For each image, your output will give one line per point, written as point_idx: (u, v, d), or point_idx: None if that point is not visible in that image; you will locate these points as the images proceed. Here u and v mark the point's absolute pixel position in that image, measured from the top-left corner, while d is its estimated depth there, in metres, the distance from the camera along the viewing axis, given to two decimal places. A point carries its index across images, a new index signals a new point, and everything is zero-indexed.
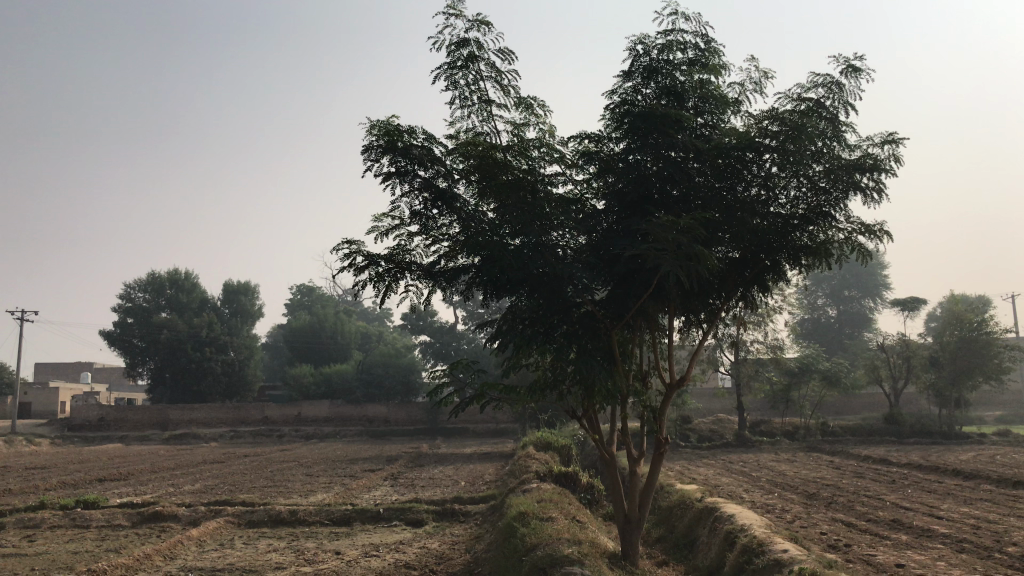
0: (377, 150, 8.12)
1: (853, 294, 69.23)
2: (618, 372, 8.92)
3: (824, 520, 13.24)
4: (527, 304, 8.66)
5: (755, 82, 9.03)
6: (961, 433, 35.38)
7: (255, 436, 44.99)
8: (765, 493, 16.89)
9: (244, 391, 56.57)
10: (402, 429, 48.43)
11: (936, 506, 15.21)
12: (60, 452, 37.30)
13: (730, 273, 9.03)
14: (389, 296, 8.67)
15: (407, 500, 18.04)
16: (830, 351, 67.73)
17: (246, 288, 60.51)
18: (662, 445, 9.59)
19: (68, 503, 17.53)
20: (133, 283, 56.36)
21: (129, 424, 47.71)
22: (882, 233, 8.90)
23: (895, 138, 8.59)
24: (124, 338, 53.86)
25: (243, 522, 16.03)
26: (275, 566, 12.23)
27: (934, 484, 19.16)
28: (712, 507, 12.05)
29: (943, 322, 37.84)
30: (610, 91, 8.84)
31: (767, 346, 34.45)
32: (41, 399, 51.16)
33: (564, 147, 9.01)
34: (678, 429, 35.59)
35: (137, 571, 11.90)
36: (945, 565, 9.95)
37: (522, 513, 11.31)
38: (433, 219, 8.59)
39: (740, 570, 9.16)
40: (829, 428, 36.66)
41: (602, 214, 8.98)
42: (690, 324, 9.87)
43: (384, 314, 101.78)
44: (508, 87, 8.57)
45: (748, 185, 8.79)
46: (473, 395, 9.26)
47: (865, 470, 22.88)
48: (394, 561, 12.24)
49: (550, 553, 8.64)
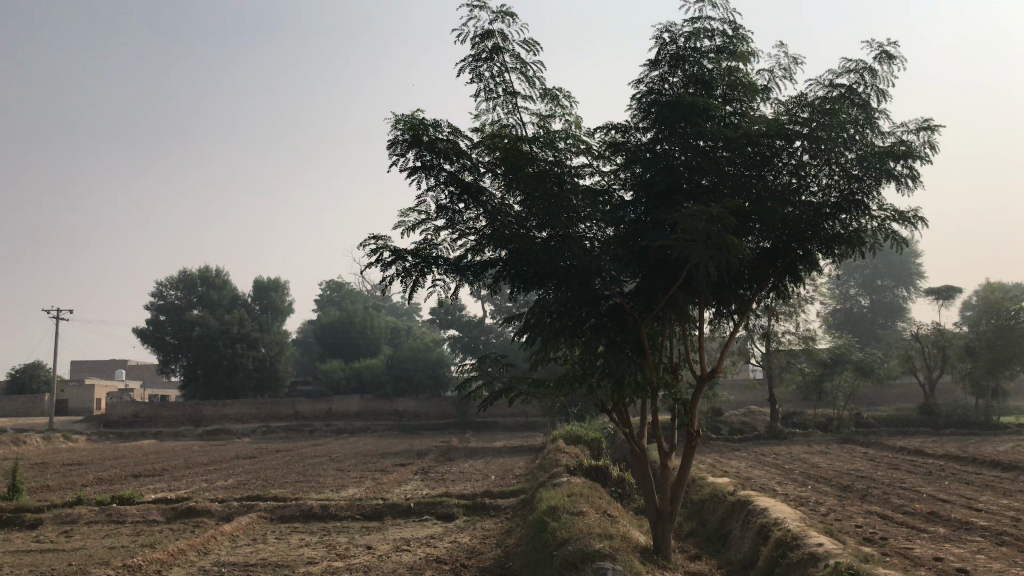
0: (403, 144, 8.07)
1: (885, 283, 68.39)
2: (648, 364, 8.80)
3: (859, 513, 13.04)
4: (555, 297, 8.58)
5: (785, 69, 8.89)
6: (999, 424, 34.75)
7: (287, 431, 45.39)
8: (798, 487, 16.68)
9: (276, 387, 57.08)
10: (432, 423, 48.59)
11: (975, 498, 14.93)
12: (96, 448, 37.90)
13: (760, 263, 8.89)
14: (416, 291, 8.62)
15: (439, 495, 18.07)
16: (863, 342, 66.91)
17: (276, 284, 60.95)
18: (694, 439, 9.46)
19: (104, 500, 17.76)
20: (166, 281, 57.05)
21: (164, 420, 48.32)
22: (917, 220, 8.71)
23: (930, 124, 8.41)
24: (157, 336, 54.62)
25: (275, 517, 16.12)
26: (307, 561, 12.28)
27: (971, 476, 18.83)
28: (745, 501, 11.90)
29: (979, 312, 37.05)
30: (637, 80, 8.73)
31: (799, 338, 34.07)
32: (78, 396, 52.03)
33: (591, 137, 8.92)
34: (709, 421, 35.33)
35: (171, 566, 12.00)
36: (985, 558, 9.75)
37: (553, 508, 11.24)
38: (459, 214, 8.53)
39: (774, 565, 9.02)
40: (863, 419, 36.21)
41: (630, 205, 8.88)
42: (720, 315, 9.74)
43: (413, 310, 102.18)
44: (533, 78, 8.50)
45: (778, 174, 8.65)
46: (501, 389, 9.19)
47: (900, 462, 22.55)
48: (425, 556, 12.23)
49: (582, 547, 8.55)
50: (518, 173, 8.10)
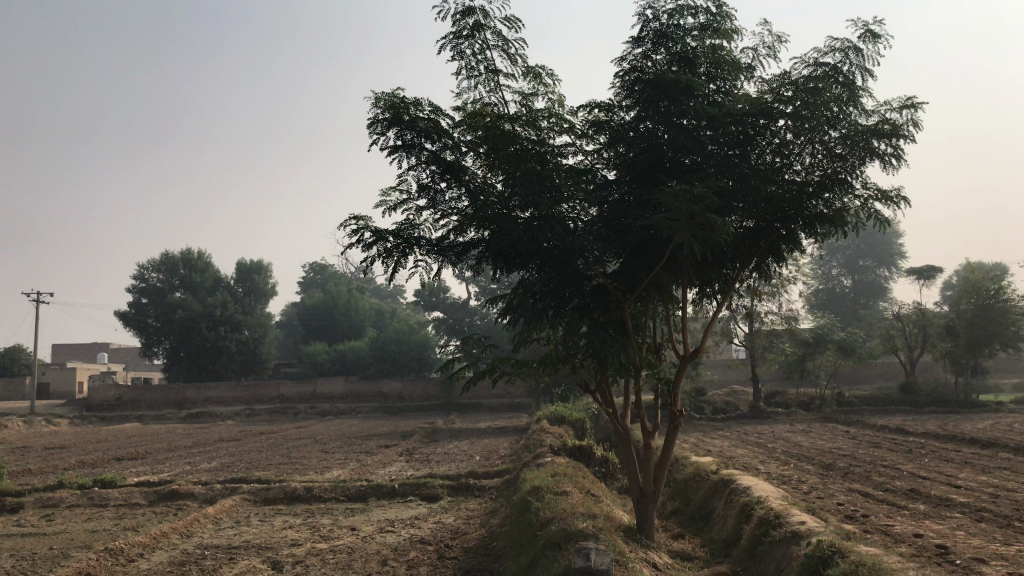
0: (383, 123, 7.96)
1: (867, 264, 68.75)
2: (631, 344, 8.78)
3: (841, 490, 13.14)
4: (538, 278, 8.54)
5: (769, 47, 8.84)
6: (978, 402, 35.13)
7: (271, 414, 45.29)
8: (780, 465, 16.80)
9: (259, 369, 56.88)
10: (417, 404, 48.59)
11: (954, 475, 15.08)
12: (79, 432, 37.66)
13: (744, 243, 8.87)
14: (398, 272, 8.55)
15: (423, 476, 18.09)
16: (845, 322, 67.35)
17: (259, 266, 60.52)
18: (677, 418, 9.46)
19: (85, 483, 17.64)
20: (147, 263, 56.48)
21: (147, 403, 48.05)
22: (900, 199, 8.72)
23: (914, 102, 8.40)
24: (139, 319, 54.17)
25: (259, 499, 16.07)
26: (291, 542, 12.24)
27: (951, 453, 19.00)
28: (728, 480, 11.95)
29: (960, 291, 37.27)
30: (620, 57, 8.65)
31: (782, 318, 34.23)
32: (60, 379, 51.64)
33: (574, 117, 8.84)
34: (693, 400, 35.49)
35: (154, 549, 11.93)
36: (964, 534, 9.84)
37: (537, 487, 11.25)
38: (441, 194, 8.46)
39: (757, 543, 9.06)
40: (845, 398, 36.52)
41: (613, 185, 8.83)
42: (704, 295, 9.74)
43: (396, 291, 101.94)
44: (515, 56, 8.40)
45: (761, 153, 8.62)
46: (484, 370, 9.16)
47: (880, 440, 22.75)
48: (409, 537, 12.23)
49: (565, 527, 8.55)
50: (500, 153, 8.03)
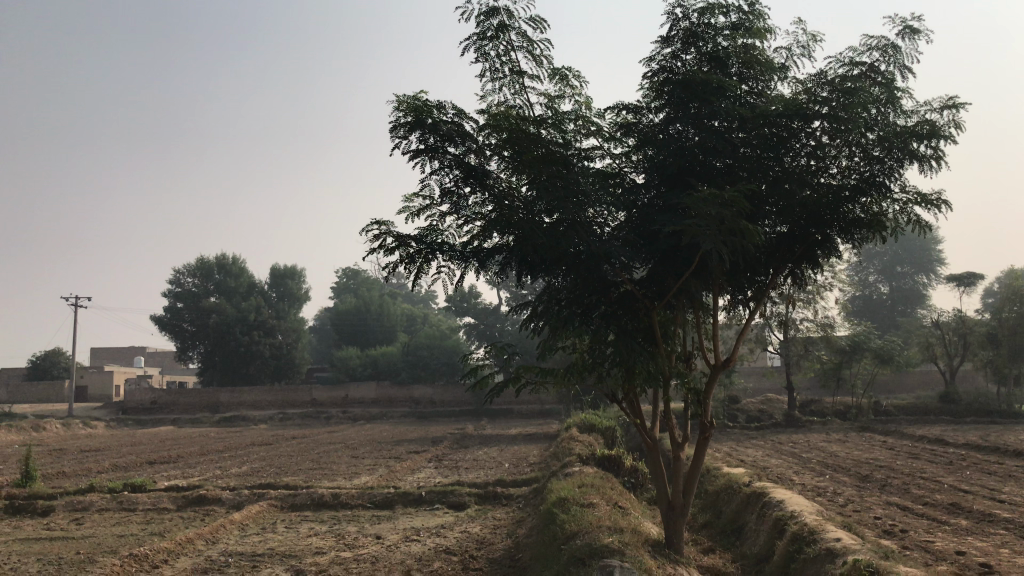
0: (405, 127, 7.79)
1: (906, 270, 67.50)
2: (660, 353, 8.51)
3: (878, 503, 12.74)
4: (564, 285, 8.31)
5: (804, 46, 8.54)
6: (1021, 412, 34.27)
7: (303, 418, 45.49)
8: (815, 476, 16.42)
9: (292, 373, 57.21)
10: (449, 410, 48.50)
11: (998, 489, 14.58)
12: (114, 435, 37.99)
13: (779, 249, 8.58)
14: (421, 278, 8.36)
15: (451, 483, 17.91)
16: (883, 329, 66.16)
17: (292, 271, 60.88)
18: (707, 429, 9.16)
19: (116, 487, 17.72)
20: (183, 268, 57.12)
21: (181, 407, 48.44)
22: (941, 203, 8.38)
23: (955, 101, 8.06)
24: (174, 323, 54.78)
25: (286, 505, 16.00)
26: (316, 551, 12.10)
27: (994, 465, 18.44)
28: (762, 493, 11.61)
29: (1002, 298, 36.44)
30: (649, 58, 8.42)
31: (817, 325, 33.68)
32: (97, 382, 52.30)
33: (601, 119, 8.61)
34: (726, 408, 35.00)
35: (178, 555, 11.86)
36: (1010, 553, 9.41)
37: (563, 499, 10.99)
38: (464, 198, 8.26)
39: (790, 560, 8.74)
40: (882, 407, 35.82)
41: (642, 189, 8.58)
42: (735, 302, 9.44)
43: (427, 297, 102.16)
44: (540, 57, 8.19)
45: (796, 156, 8.33)
46: (508, 378, 8.91)
47: (919, 450, 22.21)
48: (434, 546, 12.05)
49: (590, 542, 8.30)
50: (524, 156, 7.83)
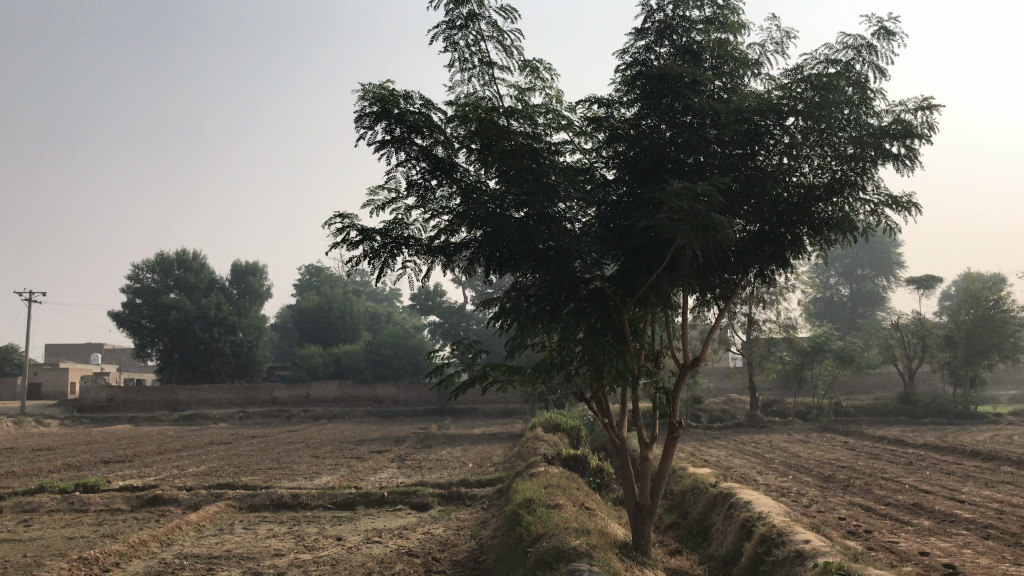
0: (370, 117, 7.53)
1: (865, 273, 68.51)
2: (628, 352, 8.34)
3: (842, 504, 12.74)
4: (534, 280, 8.15)
5: (778, 43, 8.46)
6: (976, 413, 34.90)
7: (264, 417, 44.82)
8: (779, 476, 16.47)
9: (253, 371, 56.40)
10: (413, 409, 48.12)
11: (957, 489, 14.74)
12: (68, 433, 37.04)
13: (748, 248, 8.48)
14: (385, 274, 8.11)
15: (413, 483, 17.63)
16: (843, 331, 67.15)
17: (254, 268, 59.85)
18: (675, 429, 9.02)
19: (68, 487, 17.18)
20: (141, 263, 56.00)
21: (138, 405, 47.29)
22: (911, 206, 8.35)
23: (930, 103, 8.07)
24: (132, 319, 53.67)
25: (244, 506, 15.62)
26: (274, 553, 11.77)
27: (951, 466, 18.66)
28: (728, 493, 11.53)
29: (959, 300, 37.07)
30: (622, 50, 8.28)
31: (780, 326, 33.88)
32: (51, 379, 51.05)
33: (572, 113, 8.42)
34: (690, 409, 35.17)
35: (130, 558, 11.44)
36: (972, 553, 9.42)
37: (529, 500, 10.80)
38: (430, 191, 8.04)
39: (758, 563, 8.63)
40: (843, 407, 36.20)
41: (612, 185, 8.43)
42: (704, 302, 9.33)
43: (391, 295, 101.66)
44: (511, 48, 8.00)
45: (769, 153, 8.21)
46: (475, 377, 8.65)
47: (880, 451, 22.41)
48: (396, 548, 11.79)
49: (558, 544, 8.08)
50: (492, 149, 7.58)
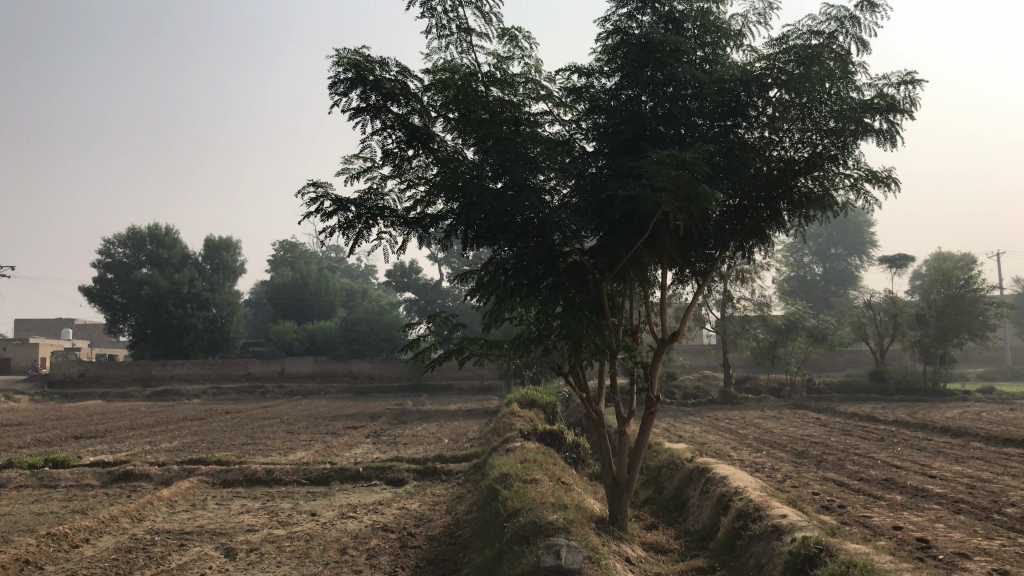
0: (345, 84, 7.34)
1: (838, 252, 69.17)
2: (607, 326, 8.25)
3: (816, 480, 12.80)
4: (511, 254, 8.01)
5: (761, 13, 8.35)
6: (946, 390, 35.36)
7: (237, 393, 44.46)
8: (753, 451, 16.56)
9: (226, 348, 55.87)
10: (387, 385, 48.02)
11: (928, 464, 14.90)
12: (39, 409, 36.55)
13: (728, 223, 8.41)
14: (359, 245, 7.95)
15: (389, 459, 17.51)
16: (816, 309, 67.69)
17: (228, 243, 59.11)
18: (653, 404, 8.97)
19: (36, 462, 16.90)
20: (112, 237, 55.13)
21: (110, 380, 46.64)
22: (891, 180, 8.32)
23: (913, 78, 8.02)
24: (103, 294, 52.95)
25: (218, 481, 15.43)
26: (247, 529, 11.64)
27: (922, 442, 18.86)
28: (704, 468, 11.55)
29: (931, 279, 37.47)
30: (603, 18, 8.13)
31: (754, 304, 34.06)
32: (20, 354, 50.28)
33: (551, 83, 8.27)
34: (664, 386, 35.36)
35: (101, 534, 11.26)
36: (945, 527, 9.47)
37: (505, 475, 10.74)
38: (407, 161, 7.88)
39: (734, 537, 8.64)
40: (815, 384, 36.57)
41: (592, 158, 8.32)
42: (683, 277, 9.25)
43: (367, 271, 101.34)
44: (490, 15, 7.80)
45: (750, 127, 8.13)
46: (450, 351, 8.53)
47: (852, 427, 22.63)
48: (372, 523, 11.69)
49: (534, 519, 8.03)
50: (471, 118, 7.42)
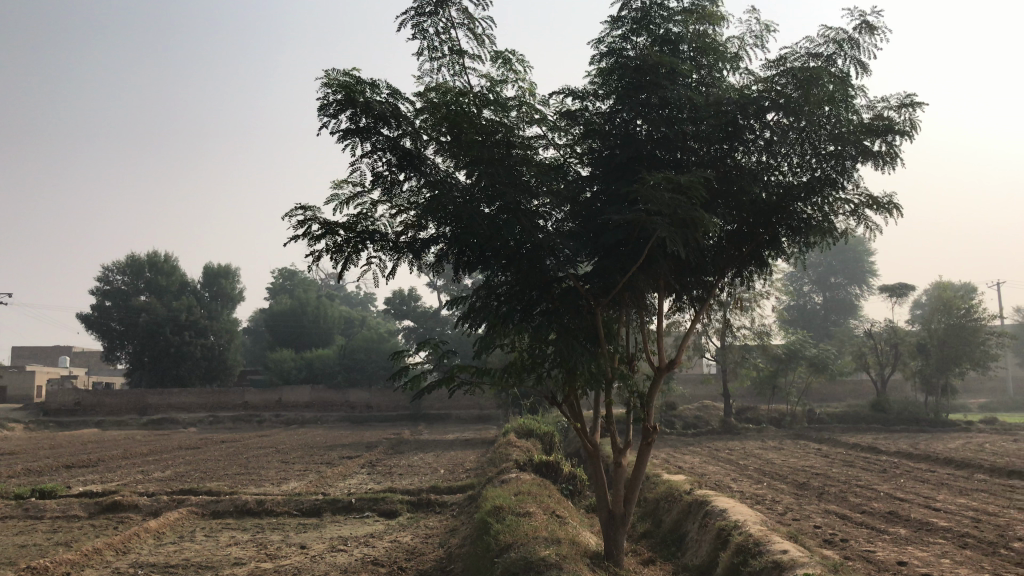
0: (335, 104, 7.16)
1: (838, 281, 69.01)
2: (602, 353, 8.02)
3: (817, 512, 12.52)
4: (504, 280, 7.78)
5: (758, 35, 8.22)
6: (948, 421, 35.02)
7: (234, 421, 44.07)
8: (753, 483, 16.25)
9: (224, 376, 55.47)
10: (384, 414, 47.60)
11: (932, 497, 14.60)
12: (32, 438, 36.13)
13: (726, 248, 8.20)
14: (349, 269, 7.72)
15: (382, 490, 17.18)
16: (816, 339, 67.34)
17: (226, 271, 58.97)
18: (650, 435, 8.70)
19: (23, 493, 16.57)
20: (111, 265, 55.04)
21: (106, 409, 46.17)
22: (892, 206, 8.14)
23: (913, 100, 7.87)
24: (101, 321, 52.70)
25: (207, 513, 15.10)
26: (234, 562, 11.31)
27: (926, 473, 18.56)
28: (702, 501, 11.27)
29: (931, 308, 37.25)
30: (597, 40, 8.01)
31: (755, 333, 33.65)
32: (16, 383, 49.83)
33: (545, 107, 8.13)
34: (664, 416, 34.97)
35: (82, 568, 10.92)
36: (951, 563, 9.18)
37: (497, 508, 10.44)
38: (398, 184, 7.68)
39: (734, 572, 8.34)
40: (816, 415, 36.19)
41: (587, 182, 8.15)
42: (680, 305, 9.04)
43: (366, 299, 101.18)
44: (482, 37, 7.67)
45: (748, 151, 7.95)
46: (441, 378, 8.26)
47: (855, 458, 22.30)
48: (362, 557, 11.37)
49: (525, 555, 7.74)
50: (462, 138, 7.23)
